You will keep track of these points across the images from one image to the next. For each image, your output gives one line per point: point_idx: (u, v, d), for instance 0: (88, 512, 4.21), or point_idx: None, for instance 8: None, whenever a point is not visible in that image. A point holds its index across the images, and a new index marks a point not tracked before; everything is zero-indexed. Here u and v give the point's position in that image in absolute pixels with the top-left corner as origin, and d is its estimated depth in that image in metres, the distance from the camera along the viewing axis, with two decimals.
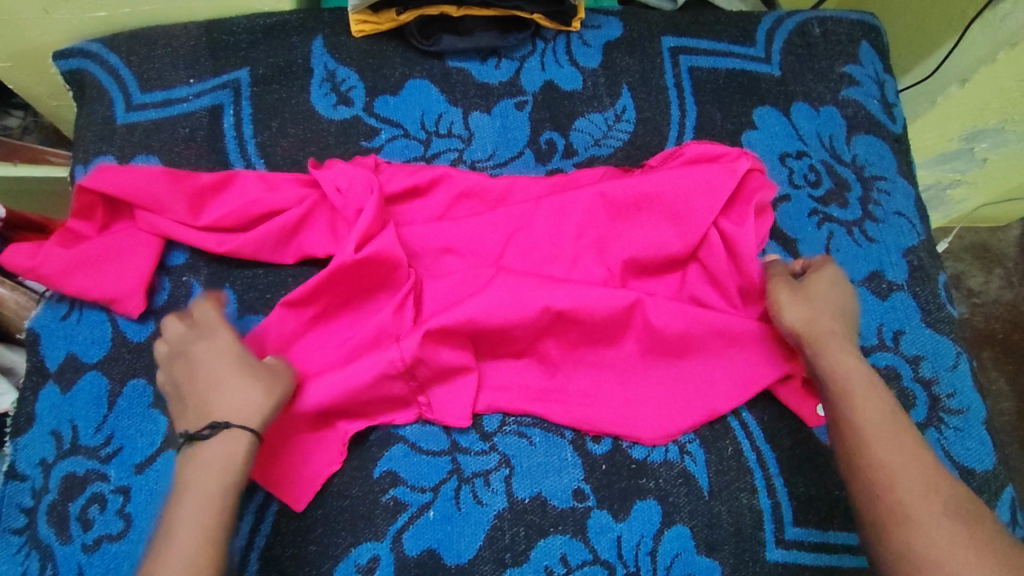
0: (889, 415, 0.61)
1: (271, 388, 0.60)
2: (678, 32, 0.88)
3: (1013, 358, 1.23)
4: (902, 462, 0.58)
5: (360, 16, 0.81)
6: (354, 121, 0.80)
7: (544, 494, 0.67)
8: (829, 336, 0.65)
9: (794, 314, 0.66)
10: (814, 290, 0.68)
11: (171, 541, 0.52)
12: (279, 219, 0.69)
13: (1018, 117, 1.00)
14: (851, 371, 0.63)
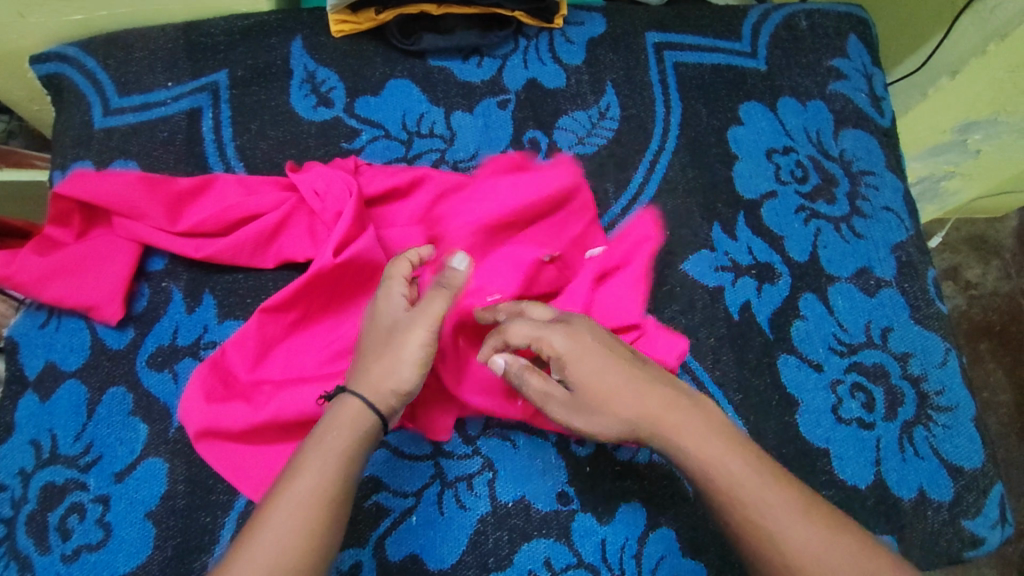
0: (761, 474, 0.54)
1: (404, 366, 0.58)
2: (662, 27, 0.87)
3: (1010, 350, 1.22)
4: (801, 536, 0.51)
5: (339, 16, 0.80)
6: (334, 122, 0.79)
7: (527, 497, 0.67)
8: (660, 420, 0.56)
9: (606, 419, 0.58)
10: (596, 383, 0.57)
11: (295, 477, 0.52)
12: (257, 223, 0.68)
13: (1010, 108, 0.99)
14: (710, 447, 0.55)
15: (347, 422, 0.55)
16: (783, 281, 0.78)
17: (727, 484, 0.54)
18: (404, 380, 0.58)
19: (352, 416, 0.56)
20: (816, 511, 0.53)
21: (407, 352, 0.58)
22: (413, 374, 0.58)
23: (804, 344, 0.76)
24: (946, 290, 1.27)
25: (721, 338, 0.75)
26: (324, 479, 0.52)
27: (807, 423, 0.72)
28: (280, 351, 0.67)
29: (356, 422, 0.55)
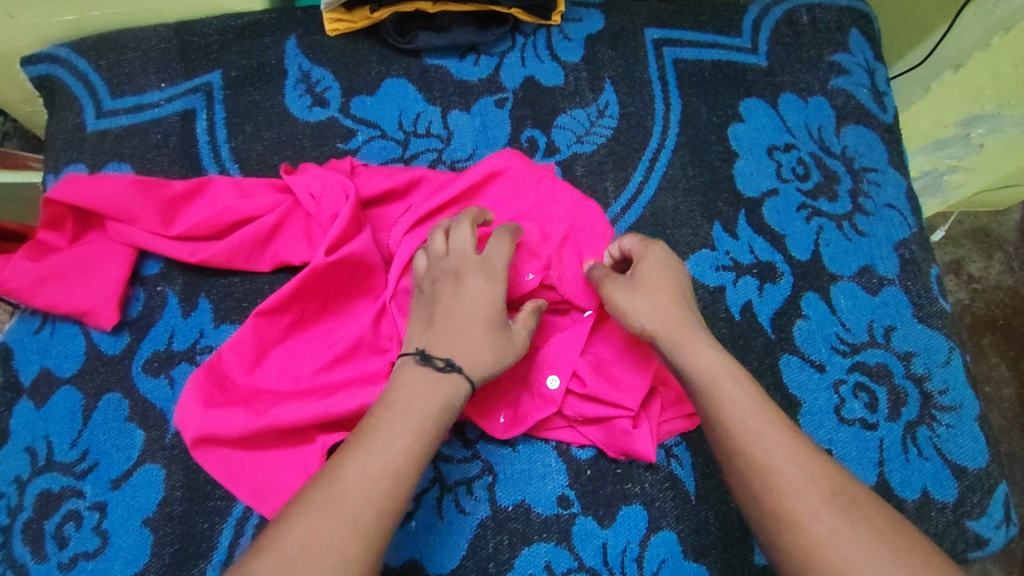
0: (763, 411, 0.54)
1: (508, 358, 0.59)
2: (662, 23, 0.86)
3: (1013, 343, 1.21)
4: (784, 455, 0.52)
5: (334, 14, 0.79)
6: (330, 123, 0.78)
7: (527, 501, 0.66)
8: (682, 337, 0.59)
9: (637, 316, 0.60)
10: (647, 284, 0.62)
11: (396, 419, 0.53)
12: (253, 226, 0.68)
13: (1014, 101, 0.98)
14: (712, 368, 0.57)
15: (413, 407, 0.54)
16: (785, 279, 0.77)
17: (730, 413, 0.54)
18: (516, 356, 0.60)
19: (446, 396, 0.55)
20: (812, 455, 0.52)
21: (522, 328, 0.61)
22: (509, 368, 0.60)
23: (807, 343, 0.75)
24: (950, 285, 1.26)
25: (722, 339, 0.74)
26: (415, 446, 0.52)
27: (810, 423, 0.72)
28: (275, 355, 0.66)
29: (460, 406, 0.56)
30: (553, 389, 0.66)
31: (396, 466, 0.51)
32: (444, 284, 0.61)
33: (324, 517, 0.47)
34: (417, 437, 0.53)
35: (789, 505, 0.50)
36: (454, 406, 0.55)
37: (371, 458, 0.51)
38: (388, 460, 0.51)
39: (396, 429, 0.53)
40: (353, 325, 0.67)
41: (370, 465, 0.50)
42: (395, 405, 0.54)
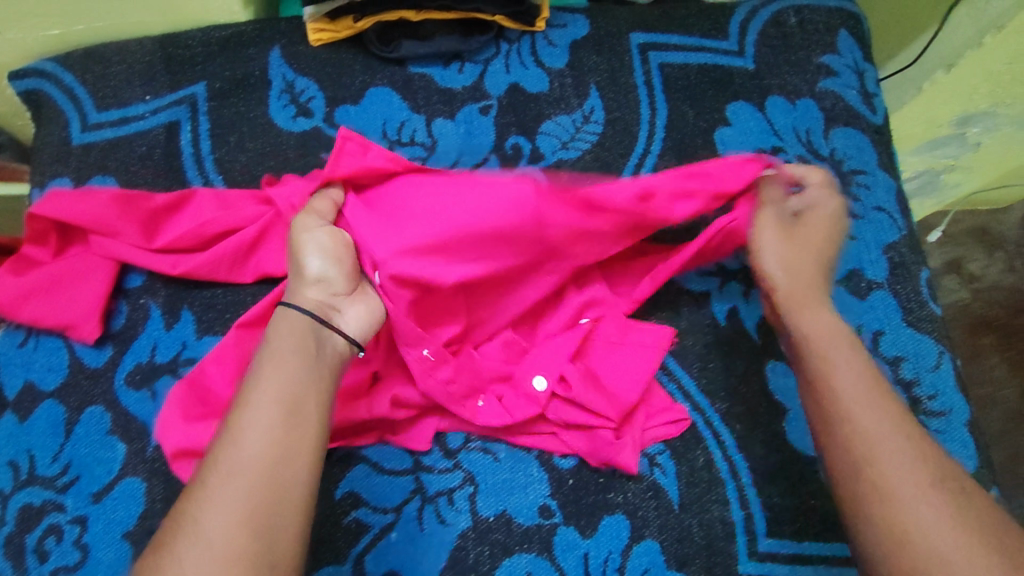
0: (868, 390, 0.58)
1: (298, 271, 0.61)
2: (647, 28, 0.85)
3: (1015, 343, 1.20)
4: (885, 430, 0.55)
5: (317, 24, 0.79)
6: (313, 133, 0.78)
7: (509, 511, 0.66)
8: (800, 297, 0.65)
9: (771, 258, 0.67)
10: (801, 234, 0.69)
11: (257, 378, 0.54)
12: (235, 238, 0.68)
13: (1008, 99, 0.99)
14: (828, 331, 0.62)
15: (266, 366, 0.54)
16: None
17: (832, 388, 0.59)
18: (320, 265, 0.61)
19: (294, 335, 0.57)
20: (911, 433, 0.55)
21: (304, 241, 0.62)
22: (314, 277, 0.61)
23: None
24: (949, 284, 1.25)
25: (707, 345, 0.74)
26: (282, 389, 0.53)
27: (796, 430, 0.71)
28: None
29: (293, 327, 0.57)
30: (538, 390, 0.67)
31: (266, 432, 0.51)
32: None
33: (228, 487, 0.48)
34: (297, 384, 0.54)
35: (886, 476, 0.53)
36: (301, 336, 0.57)
37: (239, 433, 0.51)
38: (255, 430, 0.51)
39: (263, 395, 0.52)
40: None
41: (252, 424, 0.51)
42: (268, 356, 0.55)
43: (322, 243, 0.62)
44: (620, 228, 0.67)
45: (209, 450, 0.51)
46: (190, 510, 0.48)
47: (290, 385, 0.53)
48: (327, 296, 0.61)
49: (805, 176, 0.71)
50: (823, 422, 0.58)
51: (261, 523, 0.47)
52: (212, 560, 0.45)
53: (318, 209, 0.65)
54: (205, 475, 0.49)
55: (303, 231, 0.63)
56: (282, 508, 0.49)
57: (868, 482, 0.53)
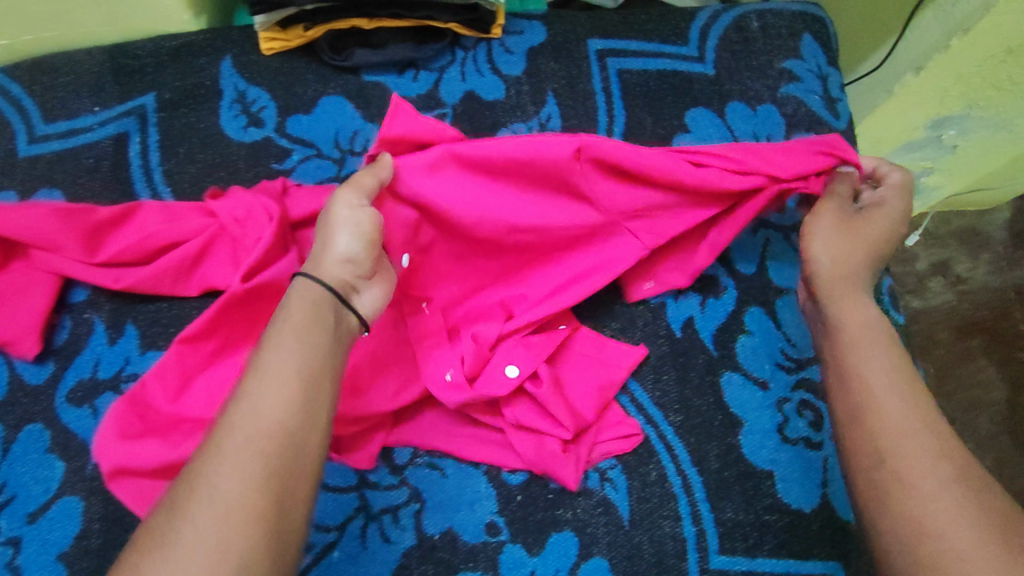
0: (896, 379, 0.56)
1: (329, 244, 0.58)
2: (605, 34, 0.84)
3: (1000, 345, 1.25)
4: (909, 421, 0.53)
5: (269, 33, 0.78)
6: (264, 143, 0.77)
7: (455, 528, 0.65)
8: (843, 286, 0.63)
9: (819, 244, 0.66)
10: (861, 227, 0.67)
11: (266, 345, 0.52)
12: (179, 251, 0.67)
13: (983, 102, 0.98)
14: (862, 322, 0.60)
15: (284, 331, 0.52)
16: (728, 294, 0.75)
17: (859, 378, 0.56)
18: (350, 244, 0.58)
19: (306, 302, 0.55)
20: (935, 425, 0.53)
21: (343, 216, 0.59)
22: (343, 255, 0.58)
23: (750, 360, 0.73)
24: (937, 287, 1.30)
25: (662, 357, 0.73)
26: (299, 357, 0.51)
27: (751, 444, 0.70)
28: (201, 382, 0.66)
29: (315, 300, 0.55)
30: (510, 376, 0.66)
31: (281, 402, 0.48)
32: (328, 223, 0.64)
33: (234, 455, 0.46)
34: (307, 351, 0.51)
35: (905, 468, 0.50)
36: (316, 303, 0.55)
37: (252, 398, 0.48)
38: (268, 397, 0.48)
39: (278, 363, 0.50)
40: None
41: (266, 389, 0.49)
42: (282, 321, 0.53)
43: (359, 222, 0.59)
44: (656, 224, 0.69)
45: (222, 413, 0.49)
46: (200, 473, 0.46)
47: (306, 356, 0.51)
48: (352, 276, 0.58)
49: (880, 168, 0.72)
50: (847, 407, 0.56)
51: (275, 492, 0.46)
52: (220, 526, 0.43)
53: (365, 184, 0.62)
54: (219, 437, 0.47)
55: (345, 206, 0.60)
56: (291, 480, 0.47)
57: (888, 474, 0.51)
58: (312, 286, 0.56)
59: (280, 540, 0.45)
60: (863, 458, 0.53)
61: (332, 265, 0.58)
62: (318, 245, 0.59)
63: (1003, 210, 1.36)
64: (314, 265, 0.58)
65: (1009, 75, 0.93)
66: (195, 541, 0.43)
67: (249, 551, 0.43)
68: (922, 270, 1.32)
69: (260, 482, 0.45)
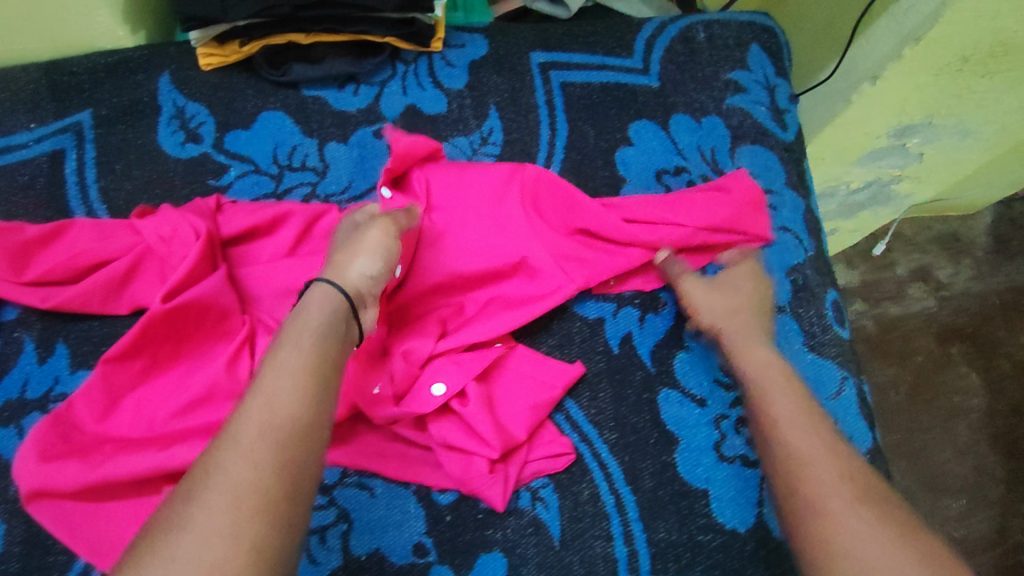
0: (802, 412, 0.59)
1: (359, 256, 0.61)
2: (548, 47, 0.83)
3: (982, 353, 1.24)
4: (818, 452, 0.55)
5: (206, 49, 0.78)
6: (202, 159, 0.77)
7: (382, 549, 0.65)
8: (740, 332, 0.68)
9: (703, 311, 0.71)
10: (719, 292, 0.71)
11: (283, 343, 0.53)
12: (106, 270, 0.67)
13: (943, 111, 0.97)
14: (766, 367, 0.64)
15: (300, 333, 0.54)
16: (667, 310, 0.75)
17: (773, 422, 0.59)
18: (376, 262, 0.62)
19: (324, 304, 0.57)
20: (847, 459, 0.54)
21: (374, 238, 0.63)
22: (369, 270, 0.61)
23: (687, 377, 0.72)
24: (917, 293, 1.29)
25: (599, 374, 0.72)
26: (313, 357, 0.53)
27: (687, 461, 0.69)
28: (128, 401, 0.66)
29: (335, 305, 0.57)
30: (435, 395, 0.66)
31: (293, 400, 0.50)
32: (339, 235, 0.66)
33: (249, 445, 0.47)
34: (324, 353, 0.54)
35: (818, 494, 0.52)
36: (332, 305, 0.57)
37: (268, 395, 0.50)
38: (281, 395, 0.50)
39: (294, 363, 0.52)
40: (206, 369, 0.67)
41: (285, 384, 0.51)
42: (302, 320, 0.55)
43: (389, 248, 0.63)
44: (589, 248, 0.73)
45: (238, 408, 0.50)
46: (216, 460, 0.47)
47: (320, 358, 0.53)
48: (369, 292, 0.61)
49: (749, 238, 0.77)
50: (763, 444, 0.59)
51: (288, 484, 0.47)
52: (236, 515, 0.44)
53: (397, 217, 0.66)
54: (235, 429, 0.48)
55: (378, 231, 0.63)
56: (303, 475, 0.48)
57: (803, 500, 0.52)
58: (332, 294, 0.57)
59: (285, 531, 0.46)
60: (780, 488, 0.55)
61: (358, 276, 0.60)
62: (347, 259, 0.61)
63: (983, 216, 1.36)
64: (340, 275, 0.59)
65: (968, 83, 0.92)
66: (210, 528, 0.44)
67: (260, 539, 0.44)
68: (902, 276, 1.31)
69: (275, 474, 0.47)
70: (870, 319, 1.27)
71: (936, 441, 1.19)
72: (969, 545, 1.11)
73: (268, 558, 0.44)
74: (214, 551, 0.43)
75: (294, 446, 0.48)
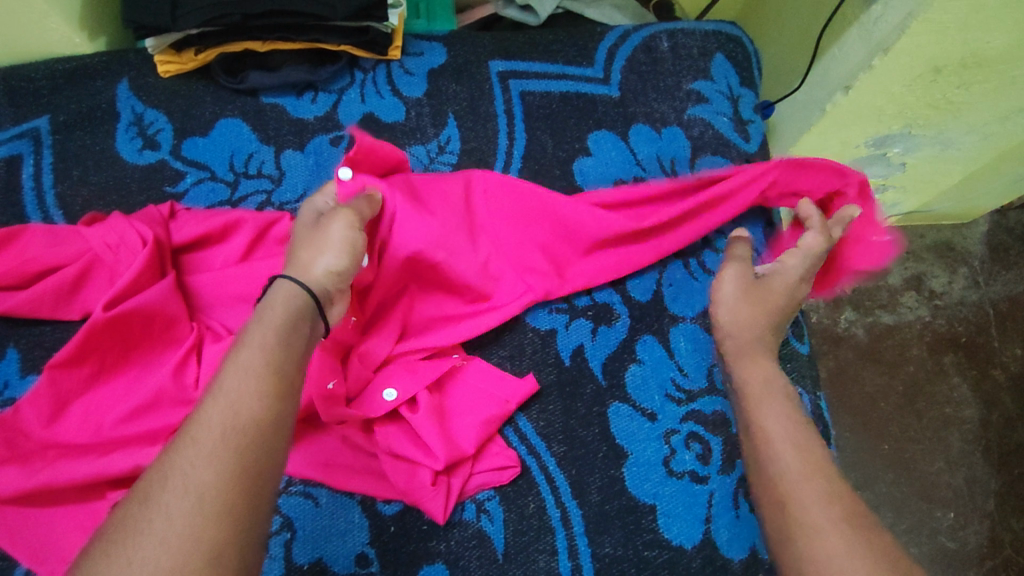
0: (794, 425, 0.57)
1: (324, 252, 0.59)
2: (507, 55, 0.83)
3: (975, 362, 1.23)
4: (806, 468, 0.53)
5: (163, 56, 0.77)
6: (158, 165, 0.77)
7: (325, 559, 0.64)
8: (750, 345, 0.64)
9: (733, 303, 0.66)
10: (757, 293, 0.67)
11: (245, 339, 0.51)
12: (55, 277, 0.67)
13: (922, 121, 0.91)
14: (765, 377, 0.61)
15: (263, 330, 0.51)
16: (621, 321, 0.74)
17: (760, 433, 0.57)
18: (340, 257, 0.59)
19: (283, 301, 0.54)
20: (834, 475, 0.53)
21: (336, 233, 0.60)
22: (337, 264, 0.58)
23: (639, 390, 0.72)
24: (910, 302, 1.26)
25: (549, 386, 0.72)
26: (274, 352, 0.50)
27: (635, 476, 0.68)
28: (76, 407, 0.65)
29: (295, 302, 0.54)
30: (387, 401, 0.65)
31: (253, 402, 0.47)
32: (300, 229, 0.63)
33: (207, 446, 0.45)
34: (286, 349, 0.51)
35: (802, 514, 0.50)
36: (292, 302, 0.54)
37: (227, 395, 0.47)
38: (240, 396, 0.47)
39: (255, 359, 0.49)
40: (154, 376, 0.66)
41: (246, 380, 0.48)
42: (264, 316, 0.53)
43: (355, 242, 0.60)
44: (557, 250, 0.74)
45: (197, 407, 0.47)
46: (173, 462, 0.44)
47: (281, 357, 0.50)
48: (335, 288, 0.58)
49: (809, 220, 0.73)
50: (752, 459, 0.56)
51: (247, 486, 0.45)
52: (196, 517, 0.42)
53: (360, 209, 0.64)
54: (193, 429, 0.46)
55: (340, 224, 0.61)
56: (267, 478, 0.46)
57: (788, 520, 0.51)
58: (292, 291, 0.55)
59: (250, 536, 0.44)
60: (765, 506, 0.53)
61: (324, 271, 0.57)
62: (308, 253, 0.59)
63: (980, 224, 1.33)
64: (300, 273, 0.57)
65: (944, 94, 0.86)
66: (168, 533, 0.41)
67: (222, 543, 0.42)
68: (896, 285, 1.27)
69: (239, 477, 0.44)
70: (861, 327, 1.24)
71: (924, 452, 1.16)
72: (964, 557, 1.11)
73: (228, 563, 0.42)
74: (168, 556, 0.41)
75: (253, 446, 0.46)
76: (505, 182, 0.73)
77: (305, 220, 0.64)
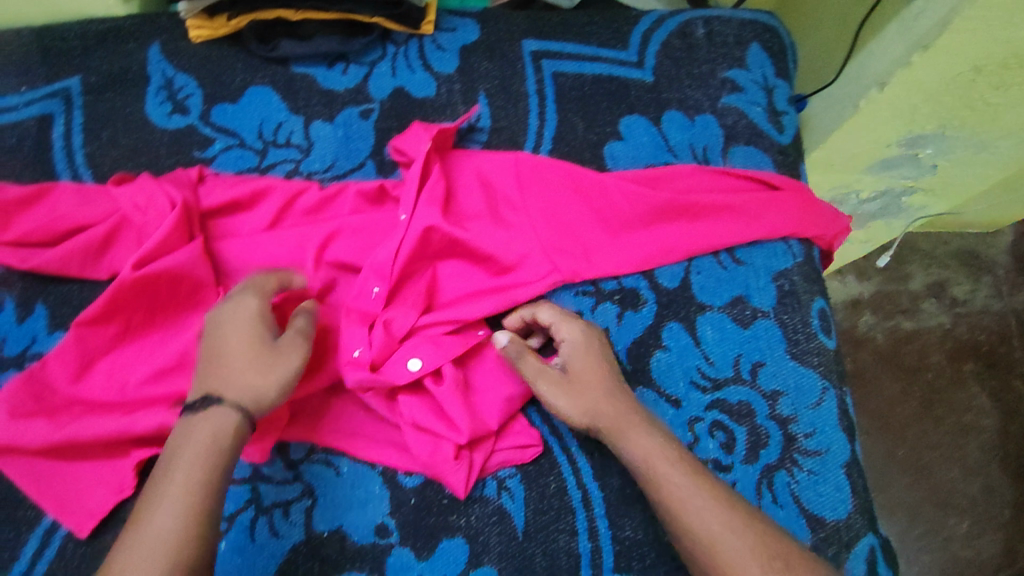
0: (695, 481, 0.57)
1: (264, 389, 0.57)
2: (541, 36, 0.82)
3: (996, 372, 1.21)
4: (723, 528, 0.55)
5: (196, 21, 0.77)
6: (188, 130, 0.77)
7: (345, 527, 0.64)
8: (618, 421, 0.61)
9: (575, 405, 0.63)
10: (582, 376, 0.64)
11: (171, 460, 0.53)
12: (84, 235, 0.67)
13: (957, 122, 0.90)
14: (644, 445, 0.60)
15: (195, 448, 0.54)
16: (648, 307, 0.73)
17: (671, 502, 0.57)
18: (281, 394, 0.58)
19: (212, 429, 0.55)
20: (745, 522, 0.55)
21: (280, 363, 0.58)
22: (280, 396, 0.58)
23: (664, 377, 0.71)
24: (932, 309, 1.25)
25: None
26: (195, 472, 0.53)
27: None
28: (103, 364, 0.65)
29: (229, 440, 0.55)
30: (412, 371, 0.65)
31: (182, 533, 0.50)
32: (230, 330, 0.59)
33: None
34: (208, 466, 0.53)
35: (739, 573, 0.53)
36: (223, 434, 0.55)
37: (156, 527, 0.50)
38: (169, 529, 0.50)
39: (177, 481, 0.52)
40: (179, 338, 0.66)
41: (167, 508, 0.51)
42: (191, 429, 0.55)
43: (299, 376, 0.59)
44: (590, 225, 0.72)
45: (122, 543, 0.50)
46: None
47: (209, 480, 0.53)
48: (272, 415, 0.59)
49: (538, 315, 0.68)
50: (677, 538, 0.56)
51: None
52: None
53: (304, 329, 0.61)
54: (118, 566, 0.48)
55: (288, 355, 0.59)
56: None
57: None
58: (230, 413, 0.55)
59: None
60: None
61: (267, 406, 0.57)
62: (250, 365, 0.57)
63: (1006, 234, 1.32)
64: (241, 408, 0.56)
65: (982, 96, 0.85)
66: None
67: None
68: (917, 290, 1.26)
69: None
70: (882, 331, 1.23)
71: (942, 458, 1.15)
72: (979, 565, 1.09)
73: None
74: None
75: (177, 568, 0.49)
76: (536, 164, 0.73)
77: (233, 317, 0.59)
